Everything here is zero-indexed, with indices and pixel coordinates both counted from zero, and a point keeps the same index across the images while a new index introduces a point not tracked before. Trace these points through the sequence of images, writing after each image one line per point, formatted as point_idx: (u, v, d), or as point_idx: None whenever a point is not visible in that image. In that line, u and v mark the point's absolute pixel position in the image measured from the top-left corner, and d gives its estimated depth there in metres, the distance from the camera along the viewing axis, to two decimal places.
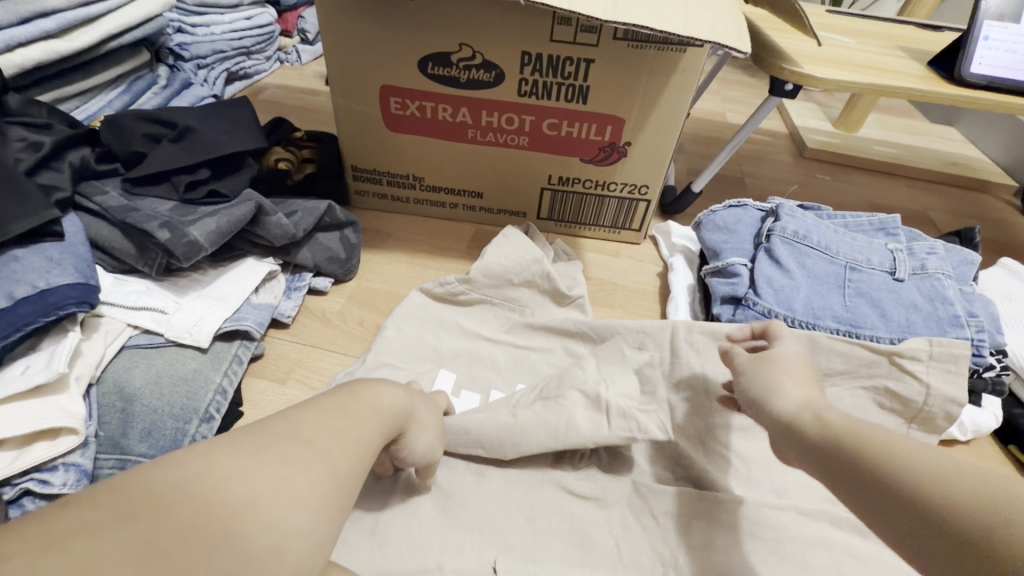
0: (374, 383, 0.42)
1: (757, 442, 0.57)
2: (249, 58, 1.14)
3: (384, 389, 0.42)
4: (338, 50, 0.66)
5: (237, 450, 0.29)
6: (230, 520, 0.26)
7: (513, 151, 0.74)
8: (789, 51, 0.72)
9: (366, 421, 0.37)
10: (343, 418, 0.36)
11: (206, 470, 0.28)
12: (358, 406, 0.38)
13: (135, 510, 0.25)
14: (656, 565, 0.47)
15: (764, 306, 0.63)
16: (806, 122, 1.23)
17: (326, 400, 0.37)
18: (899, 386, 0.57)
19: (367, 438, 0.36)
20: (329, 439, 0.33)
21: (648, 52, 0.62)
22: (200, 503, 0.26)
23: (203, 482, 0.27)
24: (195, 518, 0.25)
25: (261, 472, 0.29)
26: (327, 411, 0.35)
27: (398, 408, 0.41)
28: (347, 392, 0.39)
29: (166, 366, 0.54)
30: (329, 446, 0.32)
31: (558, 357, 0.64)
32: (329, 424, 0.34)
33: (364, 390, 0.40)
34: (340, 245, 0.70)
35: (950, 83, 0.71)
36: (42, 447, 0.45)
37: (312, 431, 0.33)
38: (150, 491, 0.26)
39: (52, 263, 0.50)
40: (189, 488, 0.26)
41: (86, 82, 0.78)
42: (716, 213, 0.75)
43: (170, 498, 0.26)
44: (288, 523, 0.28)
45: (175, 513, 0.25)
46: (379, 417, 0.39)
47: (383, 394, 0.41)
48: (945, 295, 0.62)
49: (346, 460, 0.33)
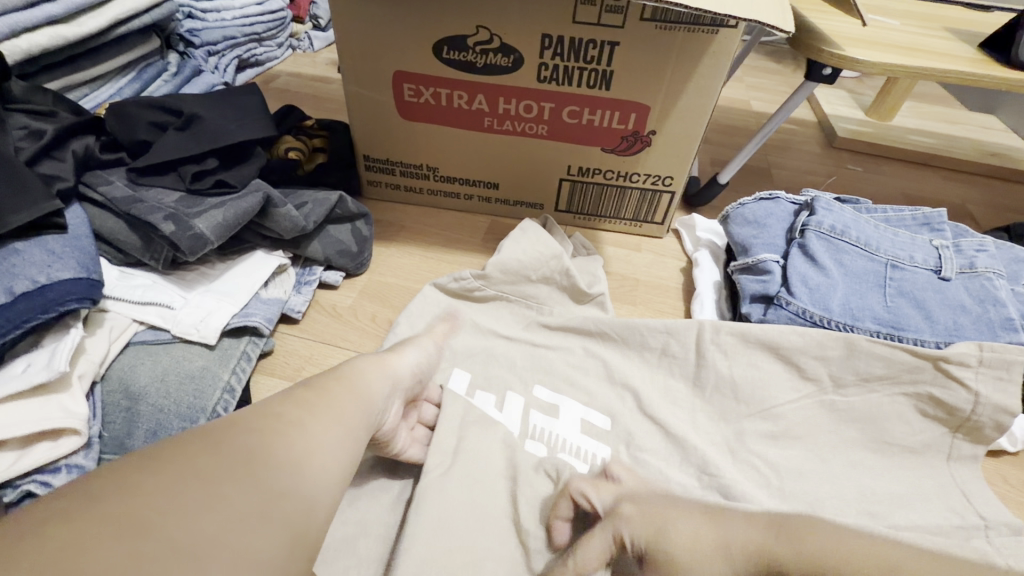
0: (355, 368, 0.41)
1: (788, 450, 0.53)
2: (261, 45, 1.11)
3: (364, 370, 0.42)
4: (349, 32, 0.63)
5: (221, 431, 0.29)
6: (220, 490, 0.26)
7: (532, 140, 0.71)
8: (830, 33, 0.68)
9: (346, 400, 0.36)
10: (324, 399, 0.35)
11: (197, 446, 0.28)
12: (345, 392, 0.37)
13: (127, 491, 0.24)
14: None
15: (798, 306, 0.59)
16: (837, 109, 1.17)
17: (309, 383, 0.36)
18: (944, 393, 0.53)
19: (348, 420, 0.35)
20: (305, 417, 0.32)
21: (678, 34, 0.58)
22: (193, 475, 0.26)
23: (195, 456, 0.27)
24: (190, 489, 0.25)
25: (243, 444, 0.29)
26: (302, 393, 0.35)
27: (377, 394, 0.40)
28: (328, 377, 0.38)
29: (172, 363, 0.52)
30: (310, 425, 0.32)
31: (577, 358, 0.60)
32: (310, 404, 0.34)
33: (353, 375, 0.40)
34: (352, 238, 0.68)
35: (1004, 66, 0.66)
36: (44, 448, 0.44)
37: (293, 409, 0.33)
38: (137, 474, 0.25)
39: (54, 257, 0.48)
40: (179, 464, 0.26)
41: (95, 69, 0.76)
42: (746, 207, 0.71)
43: (158, 478, 0.25)
44: (279, 488, 0.28)
45: (167, 490, 0.25)
46: (360, 397, 0.38)
47: (364, 372, 0.41)
48: (997, 296, 0.58)
49: (331, 437, 0.33)
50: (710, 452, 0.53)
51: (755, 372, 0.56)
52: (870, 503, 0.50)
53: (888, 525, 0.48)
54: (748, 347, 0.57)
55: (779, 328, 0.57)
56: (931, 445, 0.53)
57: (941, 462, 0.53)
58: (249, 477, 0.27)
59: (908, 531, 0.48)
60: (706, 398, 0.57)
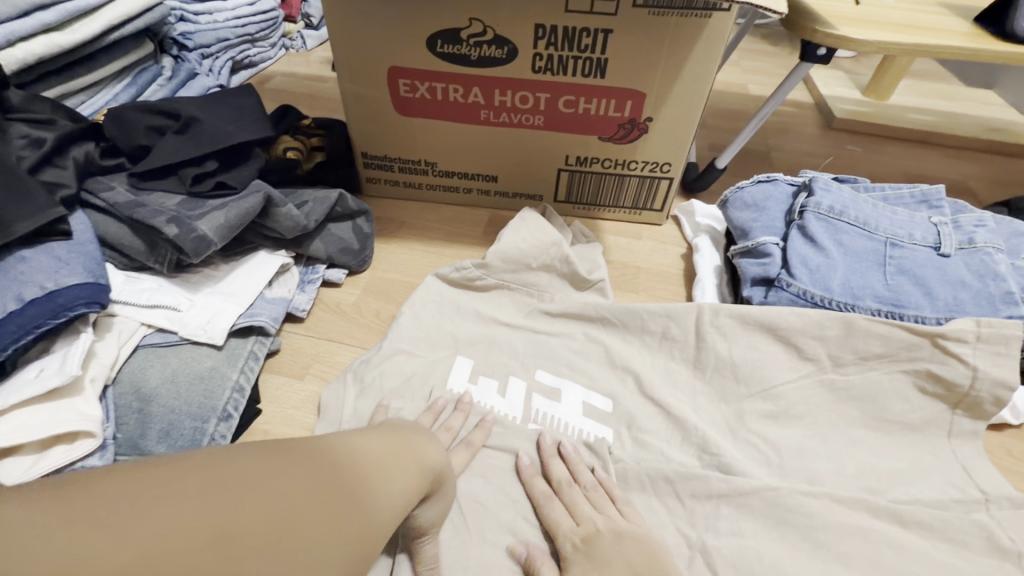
0: (425, 437, 0.41)
1: (789, 429, 0.54)
2: (253, 45, 1.12)
3: (427, 441, 0.40)
4: (343, 30, 0.63)
5: (278, 450, 0.28)
6: (280, 480, 0.26)
7: (528, 131, 0.71)
8: (824, 12, 0.67)
9: (407, 472, 0.35)
10: (385, 464, 0.33)
11: (253, 460, 0.26)
12: (402, 458, 0.35)
13: (178, 482, 0.24)
14: (683, 549, 0.47)
15: (798, 288, 0.59)
16: (834, 89, 1.17)
17: (375, 440, 0.35)
18: (943, 369, 0.53)
19: (399, 483, 0.33)
20: (358, 471, 0.31)
21: (671, 19, 0.58)
22: (252, 474, 0.26)
23: (248, 470, 0.26)
24: (247, 484, 0.25)
25: (299, 468, 0.28)
26: (367, 451, 0.33)
27: (439, 462, 0.39)
28: (393, 437, 0.37)
29: (182, 364, 0.53)
30: (361, 482, 0.30)
31: (579, 343, 0.61)
32: (368, 462, 0.32)
33: (417, 441, 0.39)
34: (352, 236, 0.68)
35: (1000, 41, 0.66)
36: (60, 451, 0.45)
37: (346, 456, 0.31)
38: (202, 460, 0.25)
39: (61, 263, 0.49)
40: (227, 461, 0.26)
41: (90, 75, 0.77)
42: (744, 190, 0.71)
43: (223, 476, 0.25)
44: (337, 502, 0.28)
45: (226, 480, 0.25)
46: (426, 456, 0.38)
47: (430, 449, 0.39)
48: (997, 270, 0.58)
49: (379, 500, 0.31)
50: (711, 432, 0.54)
51: (756, 353, 0.57)
52: (870, 480, 0.51)
53: (888, 500, 0.49)
54: (747, 329, 0.57)
55: (778, 308, 0.57)
56: (931, 421, 0.54)
57: (943, 437, 0.54)
58: (305, 475, 0.27)
59: (907, 505, 0.49)
60: (706, 379, 0.57)
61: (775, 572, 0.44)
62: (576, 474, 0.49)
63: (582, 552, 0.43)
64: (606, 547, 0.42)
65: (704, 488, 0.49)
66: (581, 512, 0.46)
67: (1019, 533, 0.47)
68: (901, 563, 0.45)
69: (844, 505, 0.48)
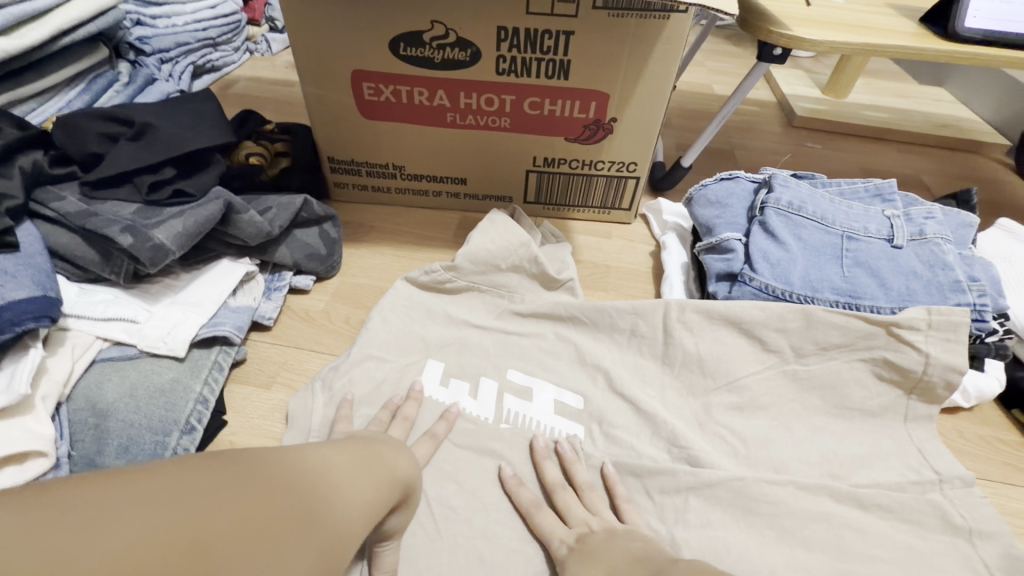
0: (398, 446, 0.41)
1: (755, 419, 0.55)
2: (215, 50, 1.10)
3: (398, 452, 0.40)
4: (304, 33, 0.62)
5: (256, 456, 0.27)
6: (256, 483, 0.26)
7: (495, 133, 0.71)
8: (778, 14, 0.69)
9: (378, 482, 0.35)
10: (355, 473, 0.33)
11: (230, 467, 0.26)
12: (373, 468, 0.35)
13: (153, 486, 0.23)
14: None
15: (761, 282, 0.61)
16: (795, 89, 1.20)
17: (346, 450, 0.35)
18: (898, 356, 0.55)
19: (369, 491, 0.33)
20: (329, 479, 0.30)
21: (630, 21, 0.59)
22: (225, 487, 0.24)
23: (226, 475, 0.25)
24: (218, 497, 0.24)
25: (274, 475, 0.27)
26: (338, 460, 0.33)
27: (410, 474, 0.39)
28: (363, 446, 0.37)
29: (140, 377, 0.52)
30: (334, 490, 0.30)
31: (549, 343, 0.61)
32: (339, 472, 0.31)
33: (386, 451, 0.39)
34: (319, 241, 0.67)
35: (942, 40, 0.68)
36: (11, 472, 0.43)
37: (320, 463, 0.31)
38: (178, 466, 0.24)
39: (7, 276, 0.47)
40: (204, 467, 0.25)
41: (41, 82, 0.74)
42: (708, 187, 0.73)
43: (201, 479, 0.24)
44: (311, 510, 0.27)
45: (201, 484, 0.24)
46: (396, 466, 0.38)
47: (400, 460, 0.39)
48: (945, 260, 0.60)
49: (351, 508, 0.30)
50: (680, 425, 0.55)
51: (721, 347, 0.58)
52: (833, 466, 0.53)
53: (850, 485, 0.51)
54: (713, 323, 0.58)
55: (742, 303, 0.59)
56: (889, 408, 0.56)
57: (899, 422, 0.56)
58: (281, 481, 0.27)
59: (867, 488, 0.50)
60: (674, 374, 0.58)
61: (742, 560, 0.45)
62: (572, 477, 0.50)
63: (578, 550, 0.43)
64: (598, 543, 0.43)
65: (673, 481, 0.50)
66: (575, 516, 0.46)
67: (970, 511, 0.49)
68: (862, 546, 0.46)
69: (807, 491, 0.49)
